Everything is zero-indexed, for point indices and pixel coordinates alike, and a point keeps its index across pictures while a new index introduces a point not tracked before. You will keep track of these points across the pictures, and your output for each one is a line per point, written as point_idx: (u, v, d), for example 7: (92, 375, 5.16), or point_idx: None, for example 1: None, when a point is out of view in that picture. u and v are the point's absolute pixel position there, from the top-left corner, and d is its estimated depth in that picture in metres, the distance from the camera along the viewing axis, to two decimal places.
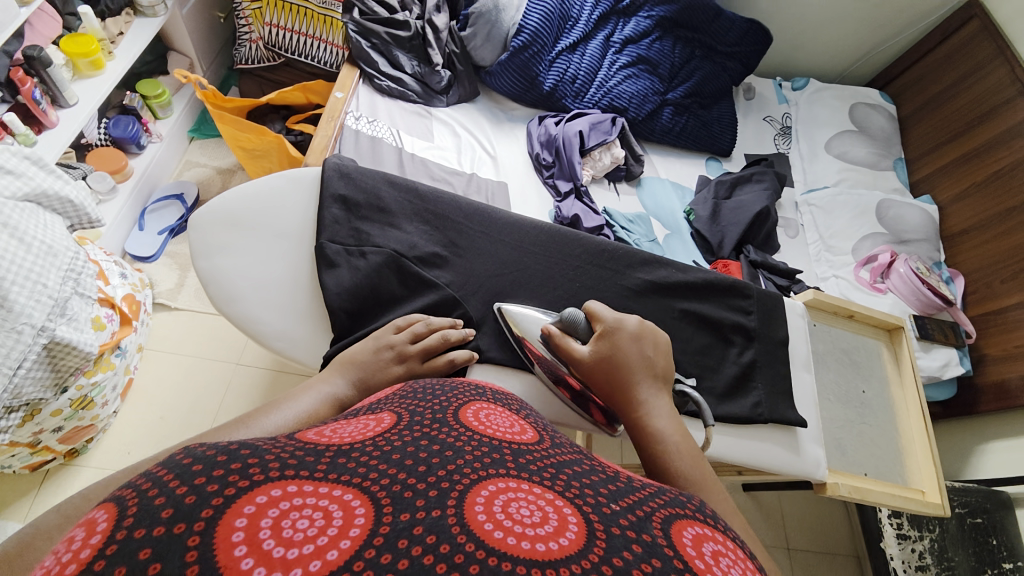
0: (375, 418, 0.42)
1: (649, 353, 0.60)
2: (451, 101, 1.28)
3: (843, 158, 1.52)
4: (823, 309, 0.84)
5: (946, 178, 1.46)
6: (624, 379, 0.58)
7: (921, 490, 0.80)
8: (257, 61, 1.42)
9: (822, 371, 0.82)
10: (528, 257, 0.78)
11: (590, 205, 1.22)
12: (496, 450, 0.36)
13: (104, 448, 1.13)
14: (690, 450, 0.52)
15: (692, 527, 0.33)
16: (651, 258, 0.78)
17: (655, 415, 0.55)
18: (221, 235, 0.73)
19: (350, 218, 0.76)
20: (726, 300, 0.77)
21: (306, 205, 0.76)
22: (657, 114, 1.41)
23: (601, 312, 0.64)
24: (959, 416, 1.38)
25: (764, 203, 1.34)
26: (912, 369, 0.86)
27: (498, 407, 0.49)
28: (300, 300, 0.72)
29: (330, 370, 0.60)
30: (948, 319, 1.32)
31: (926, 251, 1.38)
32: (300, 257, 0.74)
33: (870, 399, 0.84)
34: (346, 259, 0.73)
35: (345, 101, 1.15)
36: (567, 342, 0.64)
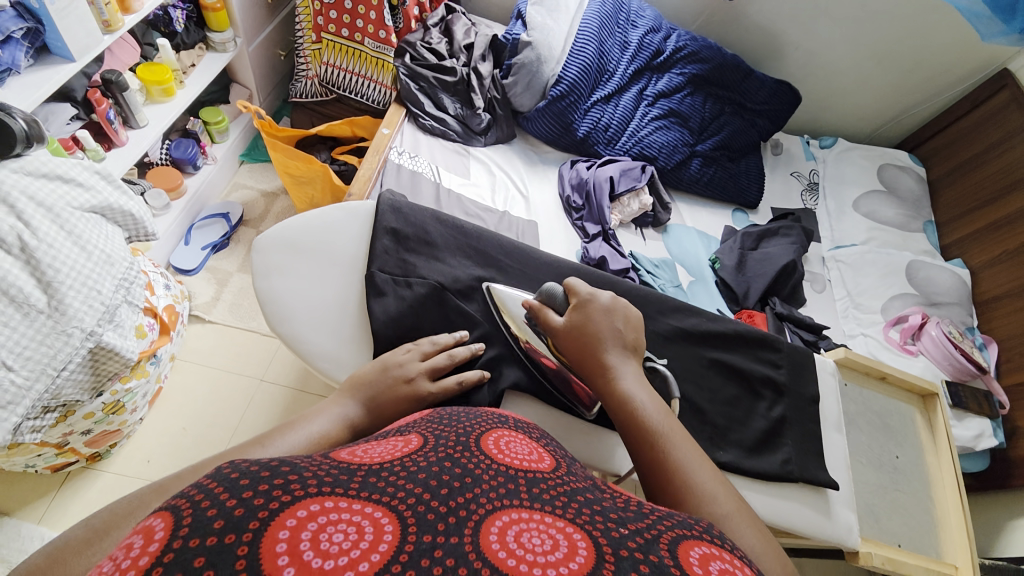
0: (404, 439, 0.44)
1: (619, 326, 0.62)
2: (488, 142, 1.34)
3: (871, 217, 1.54)
4: (855, 369, 0.83)
5: (979, 243, 1.45)
6: (594, 349, 0.60)
7: (955, 565, 0.76)
8: (311, 96, 1.53)
9: (854, 432, 0.80)
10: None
11: (616, 248, 1.25)
12: (512, 478, 0.37)
13: (125, 454, 1.15)
14: (661, 409, 0.55)
15: (698, 546, 0.33)
16: (682, 305, 0.78)
17: (623, 379, 0.58)
18: (279, 257, 0.77)
19: (398, 249, 0.79)
20: (756, 352, 0.77)
21: (359, 236, 0.80)
22: (686, 164, 1.46)
23: (576, 286, 0.66)
24: (993, 491, 1.31)
25: (790, 256, 1.36)
26: (947, 437, 0.83)
27: (519, 435, 0.50)
28: (346, 325, 0.75)
29: (342, 391, 0.61)
30: (982, 388, 1.28)
31: (958, 315, 1.36)
32: (350, 284, 0.77)
33: (903, 466, 0.81)
34: (393, 287, 0.76)
35: (390, 137, 1.22)
36: (546, 314, 0.67)
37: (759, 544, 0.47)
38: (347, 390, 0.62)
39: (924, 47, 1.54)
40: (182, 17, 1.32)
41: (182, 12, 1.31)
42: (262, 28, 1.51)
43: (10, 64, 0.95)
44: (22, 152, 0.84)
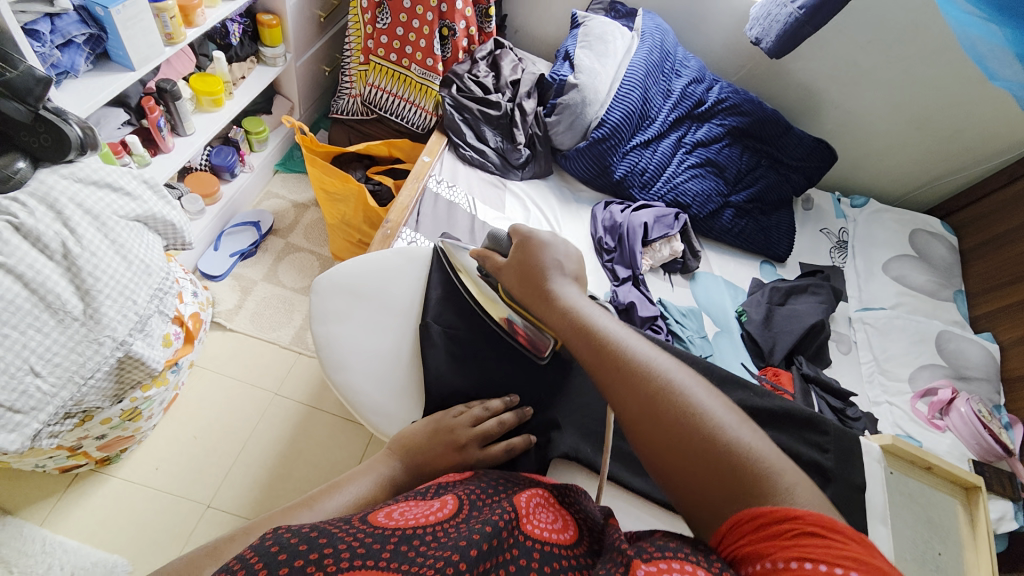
0: (437, 500, 0.47)
1: (560, 256, 0.69)
2: (525, 176, 1.34)
3: (900, 282, 1.52)
4: (899, 456, 0.80)
5: (1010, 319, 1.42)
6: (542, 279, 0.67)
7: None
8: (352, 113, 1.54)
9: (897, 523, 0.76)
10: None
11: (645, 293, 1.25)
12: (528, 554, 0.41)
13: (133, 460, 1.13)
14: (607, 316, 0.62)
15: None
16: (727, 377, 0.77)
17: (573, 297, 0.64)
18: (338, 303, 0.77)
19: (450, 296, 0.79)
20: (803, 433, 0.75)
21: (415, 285, 0.80)
22: (718, 214, 1.46)
23: (519, 225, 0.73)
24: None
25: (818, 316, 1.36)
26: (988, 536, 0.79)
27: (550, 496, 0.53)
28: (400, 377, 0.74)
29: (389, 452, 0.60)
30: (1006, 468, 1.25)
31: (987, 391, 1.33)
32: (404, 334, 0.77)
33: (945, 563, 0.77)
34: (445, 337, 0.75)
35: (430, 165, 1.23)
36: (493, 258, 0.73)
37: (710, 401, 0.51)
38: (396, 449, 0.61)
39: (964, 119, 1.54)
40: (239, 31, 1.35)
41: (238, 26, 1.35)
42: (311, 45, 1.54)
43: (68, 67, 0.97)
44: (74, 158, 0.86)
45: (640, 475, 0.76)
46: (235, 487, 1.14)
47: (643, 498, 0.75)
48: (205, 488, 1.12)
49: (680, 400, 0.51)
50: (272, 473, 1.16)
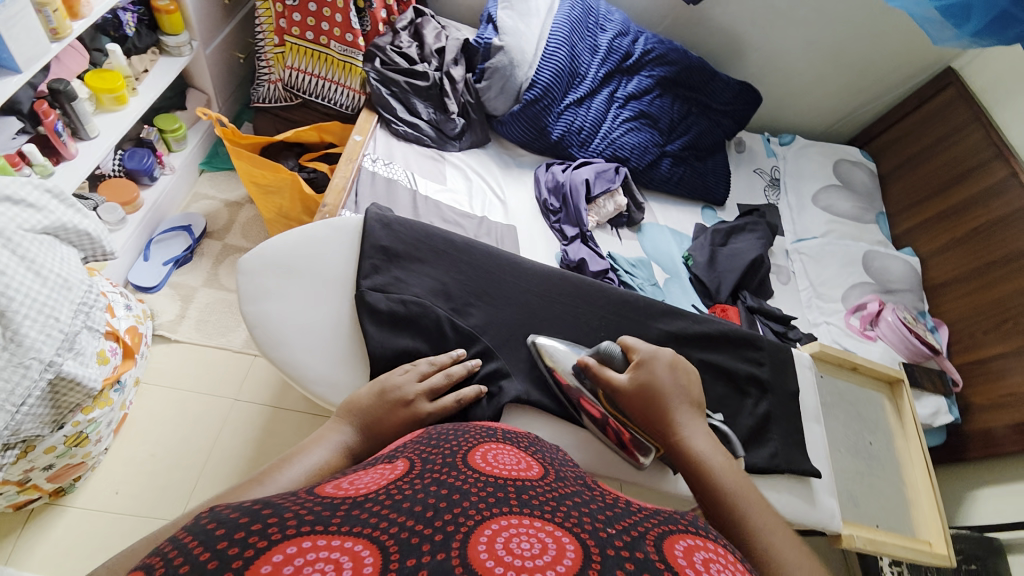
0: (390, 464, 0.47)
1: (682, 382, 0.67)
2: (463, 146, 1.32)
3: (829, 211, 1.62)
4: (829, 361, 0.87)
5: (928, 232, 1.54)
6: (661, 408, 0.64)
7: (928, 541, 0.81)
8: (274, 101, 1.47)
9: (831, 422, 0.84)
10: (554, 306, 0.81)
11: (595, 249, 1.27)
12: (502, 488, 0.42)
13: (90, 488, 1.07)
14: (726, 464, 0.59)
15: (684, 539, 0.40)
16: (668, 310, 0.82)
17: (693, 437, 0.62)
18: (270, 281, 0.74)
19: (389, 265, 0.78)
20: (740, 351, 0.81)
21: (348, 255, 0.78)
22: (657, 164, 1.50)
23: (636, 345, 0.70)
24: (946, 462, 1.38)
25: (757, 251, 1.44)
26: (914, 421, 0.88)
27: (506, 446, 0.54)
28: (341, 345, 0.73)
29: (339, 417, 0.60)
30: (936, 367, 1.35)
31: (911, 301, 1.45)
32: (341, 304, 0.75)
33: (877, 451, 0.86)
34: (389, 306, 0.74)
35: (363, 144, 1.18)
36: (606, 372, 0.69)
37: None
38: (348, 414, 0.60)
39: (873, 49, 1.63)
40: (133, 20, 1.26)
41: (133, 14, 1.26)
42: (219, 31, 1.44)
43: None
44: None
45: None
46: (203, 498, 1.11)
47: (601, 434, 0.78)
48: (172, 504, 1.09)
49: None
50: (241, 479, 1.14)
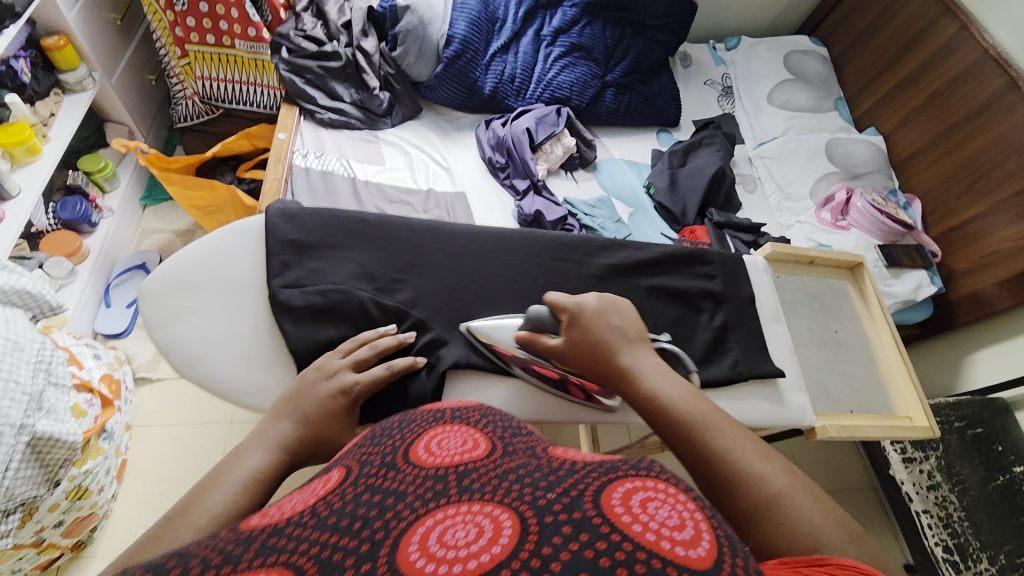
0: (328, 477, 0.48)
1: (617, 323, 0.63)
2: (395, 122, 1.27)
3: (786, 107, 1.57)
4: (784, 260, 0.86)
5: (888, 108, 1.49)
6: (605, 355, 0.61)
7: (908, 416, 0.82)
8: (195, 117, 1.41)
9: (794, 319, 0.83)
10: (488, 264, 0.78)
11: (550, 198, 1.24)
12: (442, 479, 0.42)
13: (111, 533, 1.10)
14: (686, 393, 0.56)
15: (625, 484, 0.37)
16: (608, 242, 0.80)
17: (645, 374, 0.58)
18: (175, 300, 0.71)
19: (301, 258, 0.74)
20: (690, 268, 0.81)
21: (253, 257, 0.74)
22: (600, 97, 1.45)
23: (561, 301, 0.66)
24: (939, 333, 1.37)
25: (717, 164, 1.40)
26: (879, 303, 0.87)
27: (453, 427, 0.54)
28: (262, 349, 0.70)
29: (270, 418, 0.58)
30: (913, 243, 1.33)
31: (879, 181, 1.42)
32: (255, 309, 0.72)
33: (844, 338, 0.85)
34: (305, 299, 0.71)
35: (290, 141, 1.13)
36: (542, 340, 0.66)
37: (821, 514, 0.46)
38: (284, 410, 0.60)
39: None
40: (27, 65, 1.16)
41: (26, 60, 1.15)
42: (119, 55, 1.37)
43: None
44: None
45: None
46: None
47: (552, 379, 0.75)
48: None
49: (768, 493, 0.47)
50: None
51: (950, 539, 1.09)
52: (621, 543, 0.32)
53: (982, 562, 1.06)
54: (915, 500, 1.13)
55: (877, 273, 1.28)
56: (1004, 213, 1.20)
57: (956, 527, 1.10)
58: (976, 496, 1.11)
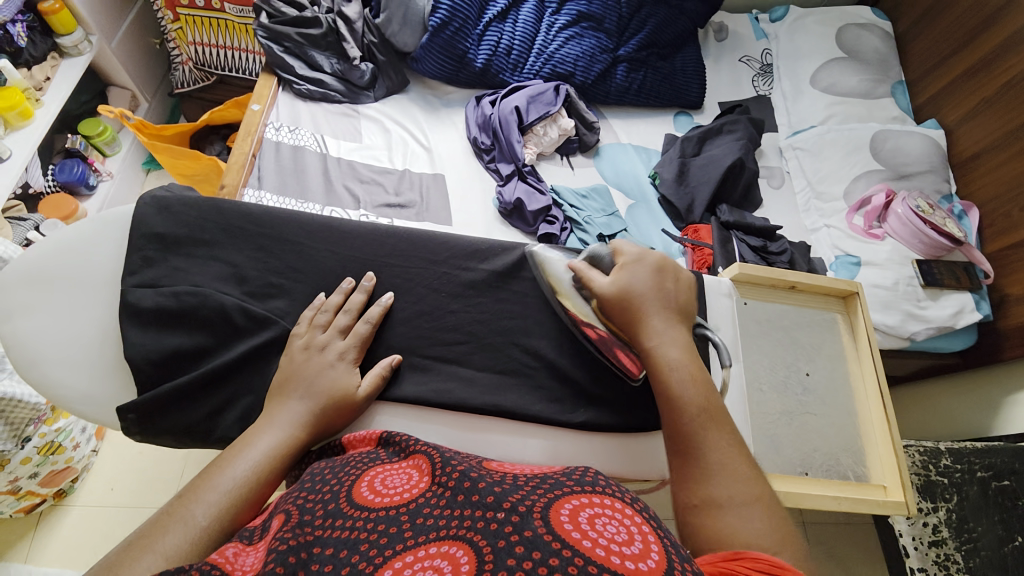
0: (267, 532, 0.41)
1: (671, 288, 0.61)
2: (379, 95, 1.21)
3: (831, 91, 1.35)
4: (757, 284, 0.73)
5: (953, 97, 1.26)
6: (638, 314, 0.59)
7: (883, 486, 0.69)
8: (192, 83, 1.40)
9: (754, 356, 0.72)
10: (390, 269, 0.67)
11: (535, 184, 1.14)
12: (393, 520, 0.40)
13: (90, 485, 1.16)
14: (691, 371, 0.56)
15: (572, 501, 0.40)
16: (533, 251, 0.71)
17: (668, 347, 0.57)
18: (18, 293, 0.60)
19: (165, 255, 0.63)
20: None
21: (115, 252, 0.62)
22: (610, 73, 1.31)
23: (624, 248, 0.64)
24: (981, 367, 1.18)
25: (736, 155, 1.23)
26: (869, 342, 0.73)
27: (392, 463, 0.51)
28: (111, 355, 0.60)
29: (227, 454, 0.51)
30: (961, 260, 1.14)
31: (931, 183, 1.21)
32: (107, 311, 0.61)
33: (814, 383, 0.73)
34: (155, 302, 0.60)
35: (263, 113, 1.08)
36: (591, 275, 0.63)
37: (768, 530, 0.48)
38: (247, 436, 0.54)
39: None
40: (24, 30, 1.14)
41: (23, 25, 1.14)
42: (123, 20, 1.37)
43: None
44: None
45: (429, 383, 0.65)
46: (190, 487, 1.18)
47: (428, 406, 0.64)
48: (161, 493, 1.16)
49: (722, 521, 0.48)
50: None
51: None
52: (572, 558, 0.34)
53: None
54: (911, 556, 1.00)
55: (911, 292, 1.10)
56: None
57: None
58: (985, 558, 0.98)
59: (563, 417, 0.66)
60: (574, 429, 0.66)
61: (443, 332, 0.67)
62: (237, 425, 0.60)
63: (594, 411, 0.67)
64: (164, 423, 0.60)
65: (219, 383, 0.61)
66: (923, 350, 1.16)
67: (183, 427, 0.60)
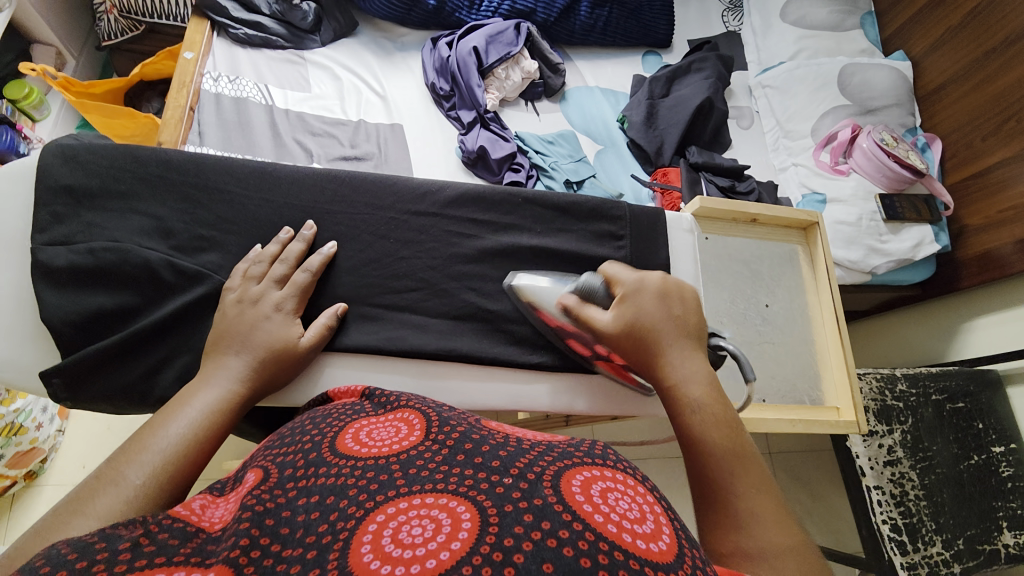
0: (241, 484, 0.38)
1: (677, 311, 0.53)
2: (325, 40, 1.12)
3: (800, 24, 1.31)
4: (715, 218, 0.74)
5: (919, 26, 1.24)
6: (649, 347, 0.51)
7: (837, 407, 0.72)
8: (119, 34, 1.27)
9: (714, 289, 0.72)
10: (339, 215, 0.64)
11: (499, 131, 1.09)
12: (384, 469, 0.35)
13: (61, 465, 1.13)
14: (716, 409, 0.47)
15: (583, 472, 0.34)
16: (490, 194, 0.69)
17: (684, 381, 0.49)
18: None
19: (77, 209, 0.59)
20: (592, 225, 0.69)
21: (22, 211, 0.58)
22: (573, 10, 1.24)
23: (619, 275, 0.56)
24: (938, 297, 1.23)
25: (704, 94, 1.19)
26: (829, 270, 0.74)
27: (377, 416, 0.46)
28: (26, 318, 0.57)
29: (159, 416, 0.46)
30: (923, 192, 1.16)
31: (896, 118, 1.20)
32: (17, 273, 0.58)
33: (774, 313, 0.74)
34: (68, 260, 0.57)
35: (196, 62, 0.97)
36: (587, 312, 0.56)
37: None
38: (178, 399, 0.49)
39: None
40: None
41: None
42: None
43: None
44: None
45: (381, 333, 0.63)
46: None
47: (381, 355, 0.63)
48: None
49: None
50: None
51: (901, 519, 0.96)
52: (583, 532, 0.29)
53: (934, 544, 0.96)
54: (868, 475, 0.98)
55: (874, 227, 1.11)
56: None
57: (909, 504, 0.98)
58: (941, 474, 1.02)
59: (521, 358, 0.66)
60: (532, 369, 0.67)
61: (394, 280, 0.65)
62: (177, 384, 0.58)
63: (551, 352, 0.67)
64: (93, 388, 0.57)
65: (153, 342, 0.58)
66: (884, 284, 1.19)
67: (116, 389, 0.57)
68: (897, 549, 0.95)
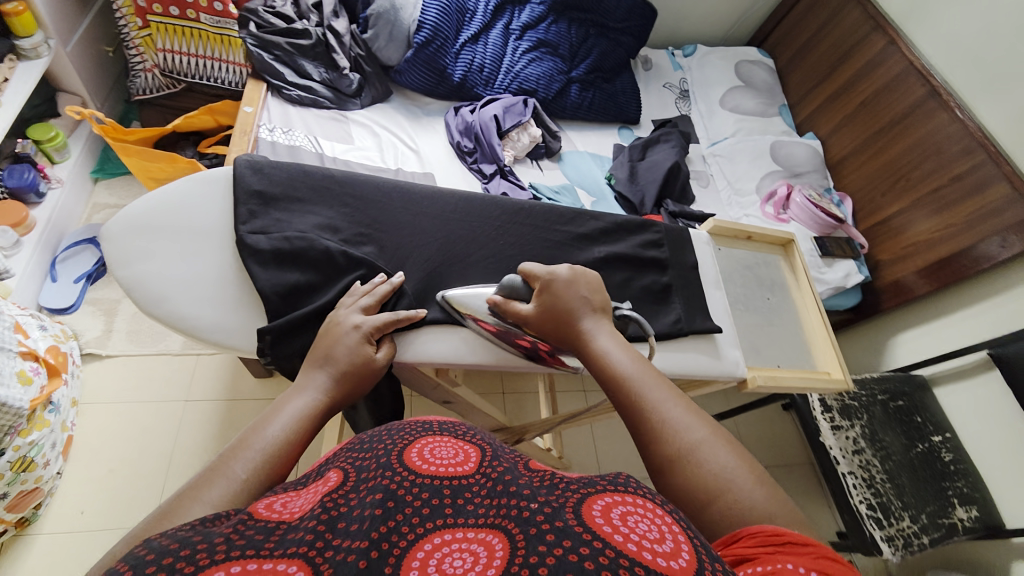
0: (322, 480, 0.39)
1: (585, 293, 0.66)
2: (364, 103, 1.29)
3: (736, 111, 1.68)
4: (724, 234, 0.95)
5: (824, 114, 1.64)
6: (567, 322, 0.64)
7: (827, 371, 0.91)
8: (155, 90, 1.39)
9: (730, 285, 0.92)
10: (438, 227, 0.78)
11: (515, 182, 1.29)
12: (436, 493, 0.36)
13: (55, 511, 1.06)
14: (634, 361, 0.59)
15: (604, 499, 0.36)
16: (551, 214, 0.84)
17: (599, 341, 0.62)
18: (139, 241, 0.68)
19: (267, 208, 0.71)
20: (635, 237, 0.87)
21: (221, 205, 0.71)
22: (566, 91, 1.51)
23: (533, 271, 0.67)
24: (870, 317, 1.51)
25: (673, 158, 1.48)
26: (806, 274, 0.97)
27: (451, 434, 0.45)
28: (229, 288, 0.68)
29: (262, 415, 0.51)
30: (844, 236, 1.47)
31: (816, 181, 1.55)
32: (222, 253, 0.69)
33: (774, 304, 0.94)
34: (272, 245, 0.69)
35: (255, 115, 1.12)
36: (513, 307, 0.67)
37: (734, 463, 0.47)
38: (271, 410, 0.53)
39: None
40: None
41: None
42: (76, 24, 1.31)
43: None
44: None
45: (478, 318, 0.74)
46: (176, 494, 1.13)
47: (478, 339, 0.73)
48: (140, 510, 1.09)
49: (703, 463, 0.47)
50: None
51: (873, 498, 1.14)
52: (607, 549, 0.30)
53: (904, 519, 1.13)
54: (842, 463, 1.16)
55: (814, 261, 1.39)
56: (922, 209, 1.34)
57: (877, 485, 1.16)
58: (897, 460, 1.22)
59: None
60: None
61: (486, 277, 0.77)
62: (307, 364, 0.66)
63: None
64: (277, 351, 0.66)
65: (301, 326, 0.67)
66: (826, 308, 1.47)
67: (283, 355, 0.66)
68: (875, 524, 1.12)
